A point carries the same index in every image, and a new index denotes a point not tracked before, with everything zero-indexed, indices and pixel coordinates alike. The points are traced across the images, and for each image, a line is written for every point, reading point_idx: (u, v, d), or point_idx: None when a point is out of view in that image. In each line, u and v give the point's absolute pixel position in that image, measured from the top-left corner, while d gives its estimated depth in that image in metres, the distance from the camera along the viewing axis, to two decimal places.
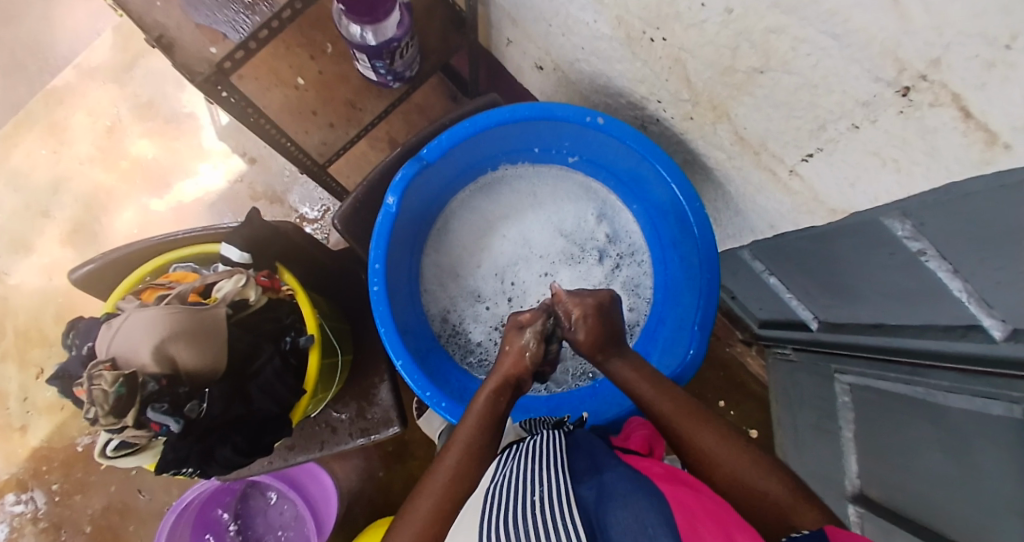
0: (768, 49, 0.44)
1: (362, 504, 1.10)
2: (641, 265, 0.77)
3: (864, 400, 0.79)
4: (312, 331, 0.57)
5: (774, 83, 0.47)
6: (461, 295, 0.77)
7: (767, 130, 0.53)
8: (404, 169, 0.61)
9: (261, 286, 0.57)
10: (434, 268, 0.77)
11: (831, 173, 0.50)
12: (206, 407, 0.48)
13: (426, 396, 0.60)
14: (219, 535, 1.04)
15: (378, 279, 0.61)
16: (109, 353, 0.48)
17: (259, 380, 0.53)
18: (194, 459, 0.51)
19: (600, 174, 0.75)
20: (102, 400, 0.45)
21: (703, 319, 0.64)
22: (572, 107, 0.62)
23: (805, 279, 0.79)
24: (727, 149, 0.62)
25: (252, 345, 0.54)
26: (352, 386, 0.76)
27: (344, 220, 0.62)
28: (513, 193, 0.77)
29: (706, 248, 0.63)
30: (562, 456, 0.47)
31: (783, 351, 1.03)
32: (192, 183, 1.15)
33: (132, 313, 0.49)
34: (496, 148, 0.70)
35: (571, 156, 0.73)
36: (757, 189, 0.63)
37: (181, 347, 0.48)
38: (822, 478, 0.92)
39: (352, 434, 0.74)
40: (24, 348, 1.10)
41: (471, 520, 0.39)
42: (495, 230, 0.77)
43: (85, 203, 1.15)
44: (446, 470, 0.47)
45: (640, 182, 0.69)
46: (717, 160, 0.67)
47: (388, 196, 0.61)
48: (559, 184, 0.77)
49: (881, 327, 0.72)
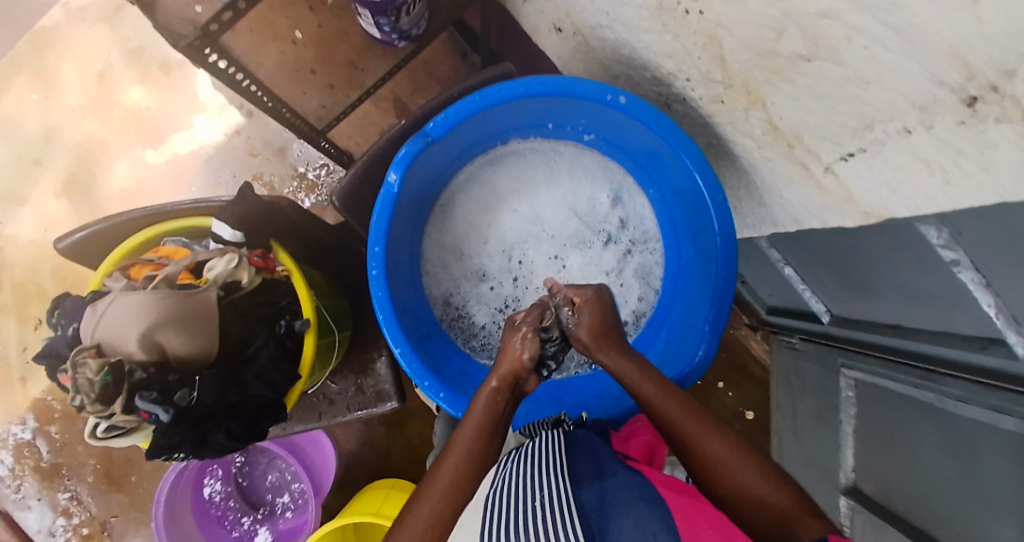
0: (817, 36, 0.39)
1: (360, 465, 1.13)
2: (654, 253, 0.73)
3: (870, 397, 0.78)
4: (309, 315, 0.55)
5: (820, 73, 0.42)
6: (465, 275, 0.73)
7: (805, 122, 0.48)
8: (407, 145, 0.56)
9: (256, 266, 0.54)
10: (436, 247, 0.72)
11: (870, 175, 0.46)
12: (197, 394, 0.47)
13: (423, 386, 0.58)
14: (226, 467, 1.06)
15: (376, 264, 0.57)
16: (95, 338, 0.45)
17: (254, 364, 0.51)
18: (187, 444, 0.49)
19: (618, 153, 0.70)
20: (87, 389, 0.43)
21: (714, 319, 0.60)
22: (593, 84, 0.56)
23: (821, 274, 0.76)
24: (757, 138, 0.56)
25: (246, 329, 0.52)
26: (351, 359, 0.77)
27: (342, 198, 0.58)
28: (523, 166, 0.72)
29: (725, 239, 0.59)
30: (561, 460, 0.46)
31: (788, 339, 1.02)
32: (187, 136, 1.10)
33: (118, 297, 0.46)
34: (508, 121, 0.64)
35: (587, 133, 0.68)
36: (784, 181, 0.58)
37: (170, 334, 0.45)
38: (817, 465, 0.92)
39: (351, 407, 0.75)
40: (21, 300, 1.09)
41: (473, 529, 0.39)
42: (504, 205, 0.73)
43: (77, 152, 1.10)
44: (445, 475, 0.45)
45: (659, 164, 0.65)
46: (744, 147, 0.60)
47: (389, 173, 0.56)
48: (574, 161, 0.72)
49: (895, 327, 0.70)
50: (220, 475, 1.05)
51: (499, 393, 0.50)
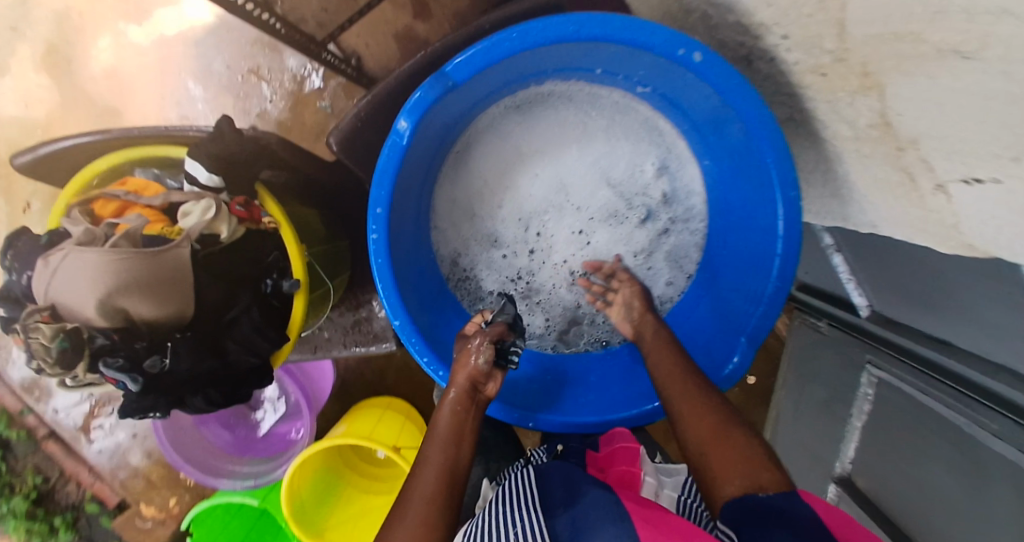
0: (982, 29, 0.27)
1: (358, 383, 1.14)
2: (693, 235, 0.65)
3: (887, 400, 0.74)
4: (300, 275, 0.49)
5: (975, 79, 0.31)
6: (476, 237, 0.65)
7: (931, 129, 0.37)
8: (422, 89, 0.46)
9: (237, 217, 0.47)
10: (447, 201, 0.64)
11: (985, 211, 0.36)
12: (170, 362, 0.42)
13: (422, 362, 0.53)
14: None
15: (378, 227, 0.49)
16: (47, 298, 0.39)
17: (235, 330, 0.46)
18: (162, 406, 0.45)
19: (673, 115, 0.59)
20: (43, 355, 0.38)
21: (754, 331, 0.52)
22: (664, 32, 0.44)
23: (882, 272, 0.70)
24: (857, 128, 0.45)
25: (228, 291, 0.46)
26: (348, 296, 0.75)
27: (345, 138, 0.50)
28: (557, 118, 0.62)
29: (784, 252, 0.50)
30: (533, 494, 0.44)
31: (814, 321, 0.95)
32: (176, 12, 0.95)
33: (72, 252, 0.39)
34: (546, 65, 0.53)
35: (642, 86, 0.56)
36: (876, 184, 0.48)
37: (136, 300, 0.40)
38: (812, 449, 0.92)
39: (346, 343, 0.74)
40: (8, 181, 1.03)
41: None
42: (529, 163, 0.63)
43: (54, 17, 0.96)
44: (422, 490, 0.44)
45: (723, 138, 0.54)
46: (835, 133, 0.49)
47: (399, 120, 0.47)
48: (615, 120, 0.61)
49: (946, 344, 0.63)
50: None
51: (463, 405, 0.50)
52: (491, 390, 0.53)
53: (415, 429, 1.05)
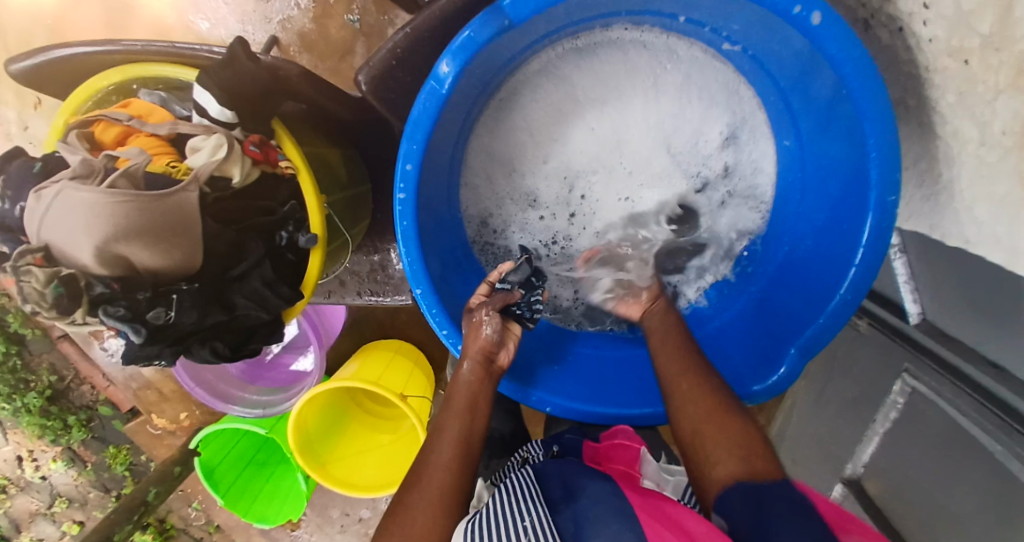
0: None
1: (369, 322, 1.13)
2: (755, 217, 0.58)
3: (923, 414, 0.70)
4: (316, 230, 0.45)
5: None
6: (511, 196, 0.59)
7: None
8: (473, 27, 0.39)
9: (251, 158, 0.42)
10: (484, 152, 0.56)
11: None
12: (176, 314, 0.39)
13: (442, 334, 0.49)
14: None
15: (405, 186, 0.44)
16: (41, 238, 0.35)
17: (245, 285, 0.43)
18: (168, 355, 0.42)
19: (762, 80, 0.51)
20: (38, 299, 0.35)
21: (808, 342, 0.47)
22: None
23: (955, 285, 0.63)
24: (990, 129, 0.37)
25: (236, 242, 0.41)
26: (367, 244, 0.72)
27: (374, 78, 0.44)
28: (622, 66, 0.53)
29: (864, 261, 0.43)
30: (534, 481, 0.42)
31: (853, 318, 0.90)
32: None
33: (66, 187, 0.35)
34: (621, 3, 0.44)
35: (731, 42, 0.48)
36: (987, 198, 0.41)
37: (136, 248, 0.36)
38: (826, 446, 0.90)
39: (360, 292, 0.73)
40: None
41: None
42: (581, 116, 0.56)
43: None
44: (438, 463, 0.40)
45: (818, 110, 0.46)
46: (952, 130, 0.42)
47: (441, 63, 0.40)
48: (688, 76, 0.53)
49: (997, 368, 0.57)
50: None
51: (475, 376, 0.45)
52: (504, 360, 0.48)
53: (423, 377, 1.05)
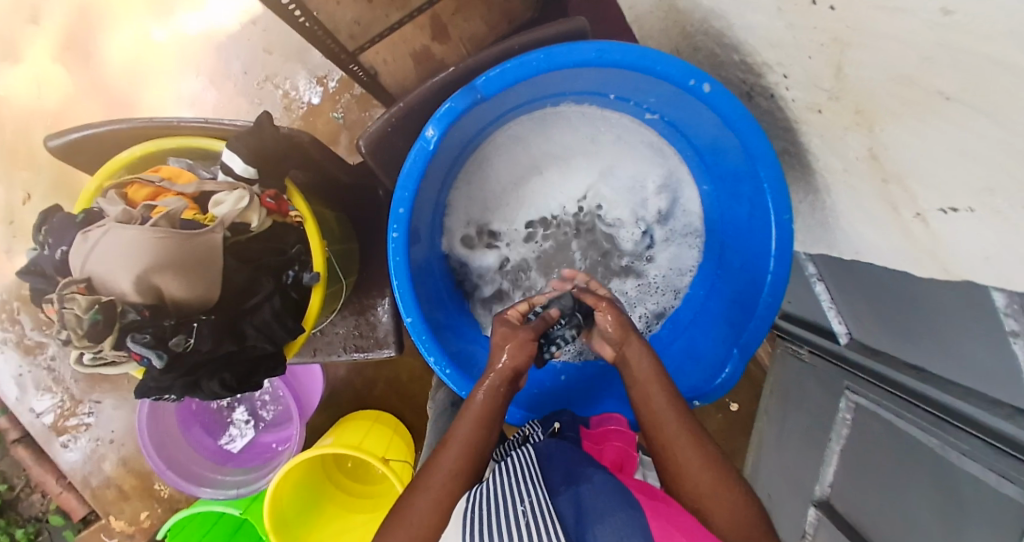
0: (970, 78, 0.31)
1: (346, 391, 1.13)
2: (691, 249, 0.68)
3: (866, 425, 0.78)
4: (319, 268, 0.51)
5: (955, 119, 0.35)
6: (486, 243, 0.68)
7: (915, 163, 0.42)
8: (452, 100, 0.49)
9: (267, 208, 0.49)
10: (461, 208, 0.66)
11: (968, 239, 0.40)
12: (194, 341, 0.44)
13: (430, 361, 0.55)
14: None
15: (398, 225, 0.52)
16: (84, 272, 0.40)
17: (256, 317, 0.48)
18: (178, 388, 0.46)
19: (678, 140, 0.63)
20: (75, 325, 0.39)
21: (745, 342, 0.55)
22: (677, 62, 0.48)
23: (862, 304, 0.73)
24: (848, 161, 0.50)
25: (249, 279, 0.47)
26: (352, 300, 0.74)
27: (371, 142, 0.53)
28: (568, 134, 0.65)
29: (776, 275, 0.53)
30: (533, 464, 0.48)
31: (796, 349, 1.00)
32: (197, 17, 0.99)
33: (112, 227, 0.41)
34: (565, 85, 0.56)
35: (650, 111, 0.61)
36: (862, 213, 0.52)
37: (168, 278, 0.41)
38: (792, 473, 0.95)
39: (345, 347, 0.74)
40: (9, 166, 1.03)
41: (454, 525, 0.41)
42: (539, 175, 0.67)
43: (76, 12, 0.99)
44: (444, 466, 0.46)
45: (723, 159, 0.58)
46: (826, 165, 0.54)
47: (427, 128, 0.50)
48: (622, 138, 0.65)
49: (919, 370, 0.68)
50: None
51: (496, 391, 0.50)
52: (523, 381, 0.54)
53: (403, 442, 1.05)
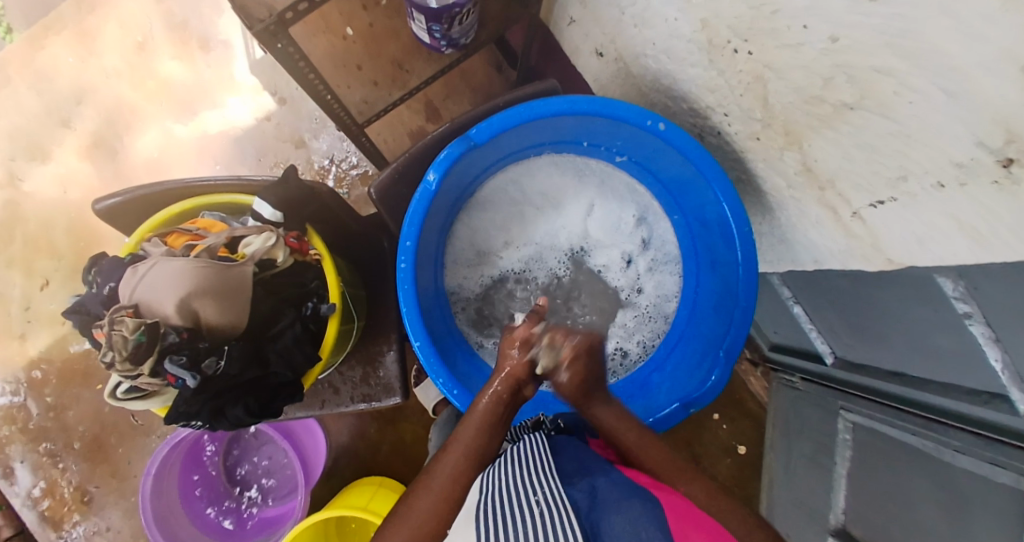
0: (867, 88, 0.41)
1: (347, 460, 1.11)
2: (672, 274, 0.75)
3: (864, 441, 0.79)
4: (334, 300, 0.56)
5: (863, 122, 0.44)
6: (485, 276, 0.76)
7: (841, 168, 0.50)
8: (449, 147, 0.58)
9: (290, 247, 0.55)
10: (464, 246, 0.75)
11: (899, 225, 0.48)
12: (223, 364, 0.48)
13: (438, 382, 0.60)
14: (203, 470, 1.01)
15: (406, 257, 0.59)
16: (132, 299, 0.46)
17: (278, 342, 0.52)
18: (204, 414, 0.49)
19: (647, 177, 0.72)
20: (120, 346, 0.44)
21: (729, 347, 0.62)
22: (635, 107, 0.58)
23: (833, 316, 0.78)
24: (789, 177, 0.58)
25: (273, 308, 0.52)
26: (359, 349, 0.76)
27: (381, 190, 0.61)
28: (552, 180, 0.74)
29: (745, 281, 0.61)
30: (550, 461, 0.51)
31: (789, 378, 1.03)
32: (217, 115, 1.12)
33: (160, 261, 0.47)
34: (545, 135, 0.66)
35: (620, 155, 0.71)
36: (811, 223, 0.60)
37: (206, 303, 0.46)
38: (805, 507, 0.93)
39: (353, 398, 0.75)
40: (30, 255, 1.09)
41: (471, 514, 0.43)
42: (530, 214, 0.75)
43: (107, 116, 1.11)
44: (444, 471, 0.48)
45: (685, 191, 0.67)
46: (773, 186, 0.63)
47: (429, 172, 0.58)
48: (603, 179, 0.74)
49: (900, 376, 0.71)
50: (199, 479, 1.00)
51: (495, 400, 0.54)
52: (527, 392, 0.57)
53: None
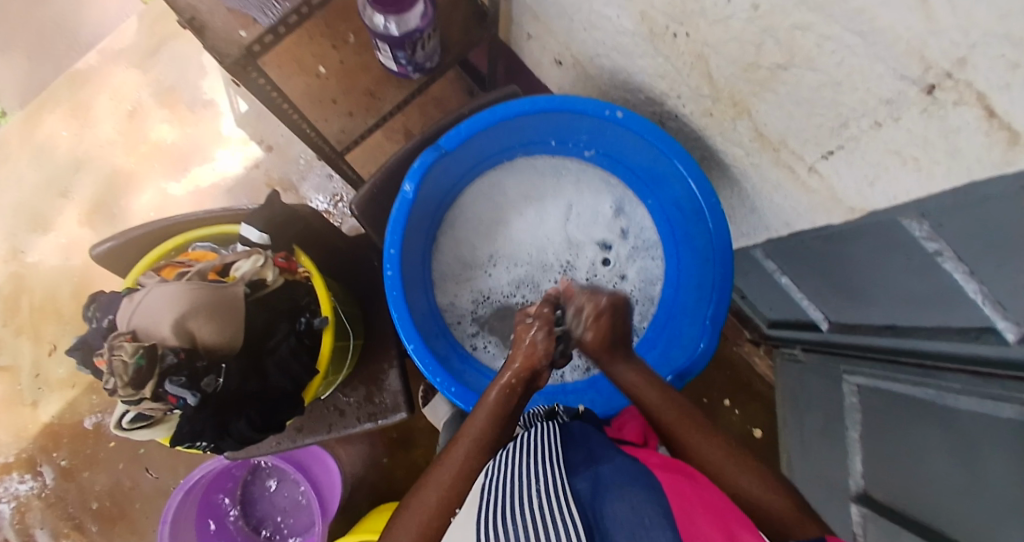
0: (793, 46, 0.44)
1: (364, 490, 1.10)
2: (654, 258, 0.77)
3: (871, 402, 0.79)
4: (327, 313, 0.58)
5: (797, 79, 0.47)
6: (470, 281, 0.78)
7: (788, 127, 0.53)
8: (422, 156, 0.61)
9: (279, 267, 0.58)
10: (447, 254, 0.78)
11: (850, 172, 0.50)
12: (223, 381, 0.50)
13: (436, 381, 0.62)
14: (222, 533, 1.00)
15: (391, 265, 0.62)
16: (130, 326, 0.48)
17: (276, 355, 0.54)
18: (208, 433, 0.52)
19: (617, 168, 0.75)
20: (121, 371, 0.46)
21: (715, 314, 0.65)
22: (592, 100, 0.62)
23: (818, 281, 0.79)
24: (746, 146, 0.62)
25: (267, 323, 0.54)
26: (361, 370, 0.76)
27: (360, 206, 0.63)
28: (529, 181, 0.77)
29: (720, 249, 0.64)
30: (556, 446, 0.48)
31: (792, 352, 1.03)
32: (209, 169, 1.17)
33: (154, 287, 0.49)
34: (513, 137, 0.70)
35: (588, 149, 0.74)
36: (775, 186, 0.63)
37: (201, 322, 0.48)
38: (825, 480, 0.92)
39: (360, 418, 0.74)
40: (37, 324, 1.12)
41: (468, 513, 0.41)
42: (511, 215, 0.78)
43: (105, 183, 1.16)
44: (454, 463, 0.49)
45: (656, 177, 0.70)
46: (735, 157, 0.67)
47: (405, 183, 0.61)
48: (578, 177, 0.77)
49: (893, 329, 0.71)
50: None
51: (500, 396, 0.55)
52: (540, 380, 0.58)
53: None
